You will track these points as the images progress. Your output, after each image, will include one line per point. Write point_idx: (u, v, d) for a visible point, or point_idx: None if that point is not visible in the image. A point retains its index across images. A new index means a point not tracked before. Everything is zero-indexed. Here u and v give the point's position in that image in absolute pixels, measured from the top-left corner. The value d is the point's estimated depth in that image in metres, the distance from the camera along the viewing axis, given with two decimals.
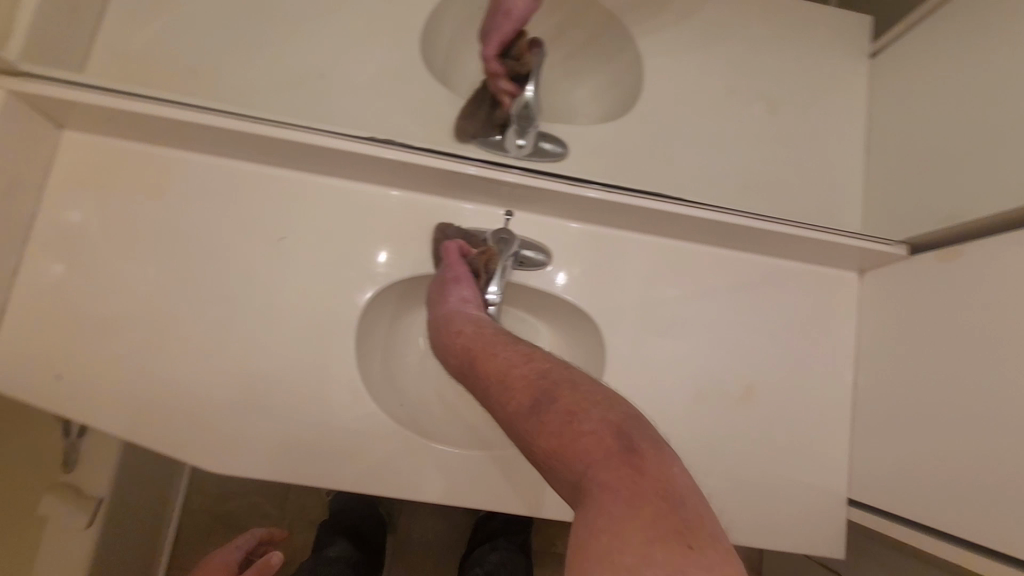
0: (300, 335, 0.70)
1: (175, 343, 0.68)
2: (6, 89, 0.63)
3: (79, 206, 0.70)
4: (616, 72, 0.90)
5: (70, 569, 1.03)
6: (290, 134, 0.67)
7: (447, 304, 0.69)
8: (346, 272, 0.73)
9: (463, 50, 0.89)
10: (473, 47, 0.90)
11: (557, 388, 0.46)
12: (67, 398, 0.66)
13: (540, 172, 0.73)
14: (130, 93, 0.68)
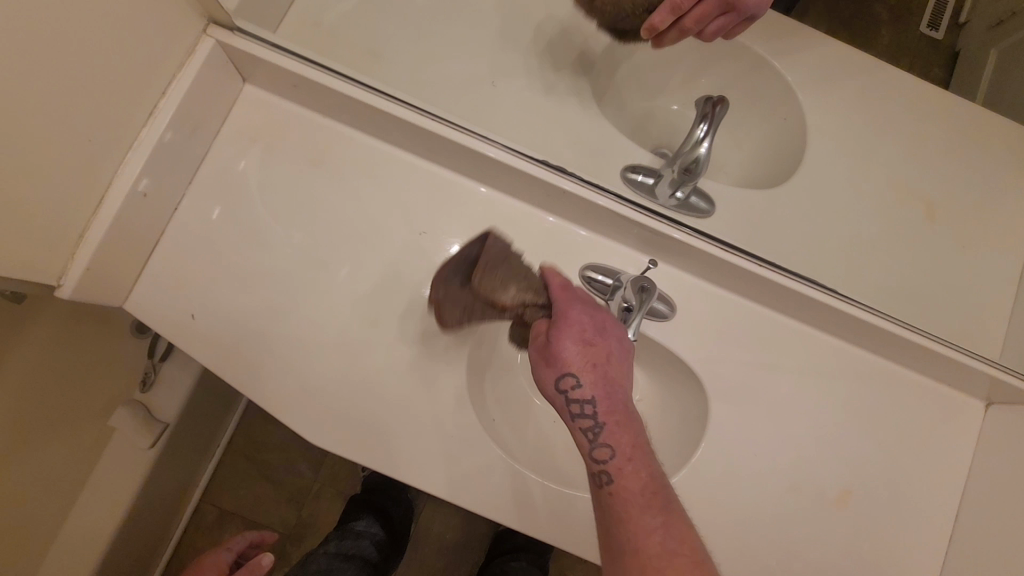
0: (422, 329, 0.72)
1: (305, 309, 0.71)
2: (216, 38, 0.66)
3: (245, 158, 0.73)
4: (768, 139, 0.89)
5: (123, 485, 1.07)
6: (463, 139, 0.70)
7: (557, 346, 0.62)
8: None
9: (621, 86, 0.90)
10: (631, 84, 0.91)
11: (657, 491, 0.58)
12: (197, 338, 0.68)
13: (687, 227, 0.73)
14: (321, 65, 0.70)
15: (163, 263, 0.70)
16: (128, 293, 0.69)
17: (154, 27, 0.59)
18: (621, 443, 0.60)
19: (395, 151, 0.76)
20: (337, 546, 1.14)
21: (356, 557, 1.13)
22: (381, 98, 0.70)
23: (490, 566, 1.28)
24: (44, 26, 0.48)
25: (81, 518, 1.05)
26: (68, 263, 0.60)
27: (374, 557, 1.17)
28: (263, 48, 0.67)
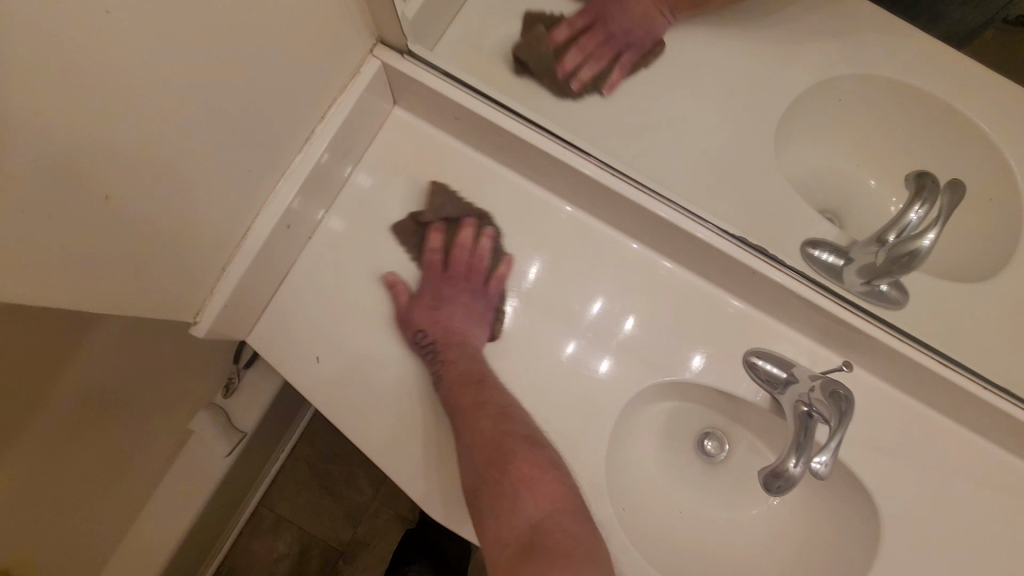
0: (558, 402, 0.63)
1: (433, 362, 0.63)
2: (381, 59, 0.60)
3: (386, 188, 0.67)
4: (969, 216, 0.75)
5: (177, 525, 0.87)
6: (634, 193, 0.60)
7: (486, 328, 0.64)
8: (612, 344, 0.65)
9: (797, 137, 0.78)
10: (805, 136, 0.79)
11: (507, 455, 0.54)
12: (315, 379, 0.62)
13: (890, 327, 0.61)
14: (484, 95, 0.63)
15: (292, 293, 0.65)
16: (256, 322, 0.64)
17: (326, 44, 0.54)
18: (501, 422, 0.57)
19: (545, 194, 0.68)
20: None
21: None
22: (545, 136, 0.62)
23: None
24: (223, 35, 0.42)
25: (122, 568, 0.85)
26: (207, 294, 0.55)
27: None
28: (428, 73, 0.61)
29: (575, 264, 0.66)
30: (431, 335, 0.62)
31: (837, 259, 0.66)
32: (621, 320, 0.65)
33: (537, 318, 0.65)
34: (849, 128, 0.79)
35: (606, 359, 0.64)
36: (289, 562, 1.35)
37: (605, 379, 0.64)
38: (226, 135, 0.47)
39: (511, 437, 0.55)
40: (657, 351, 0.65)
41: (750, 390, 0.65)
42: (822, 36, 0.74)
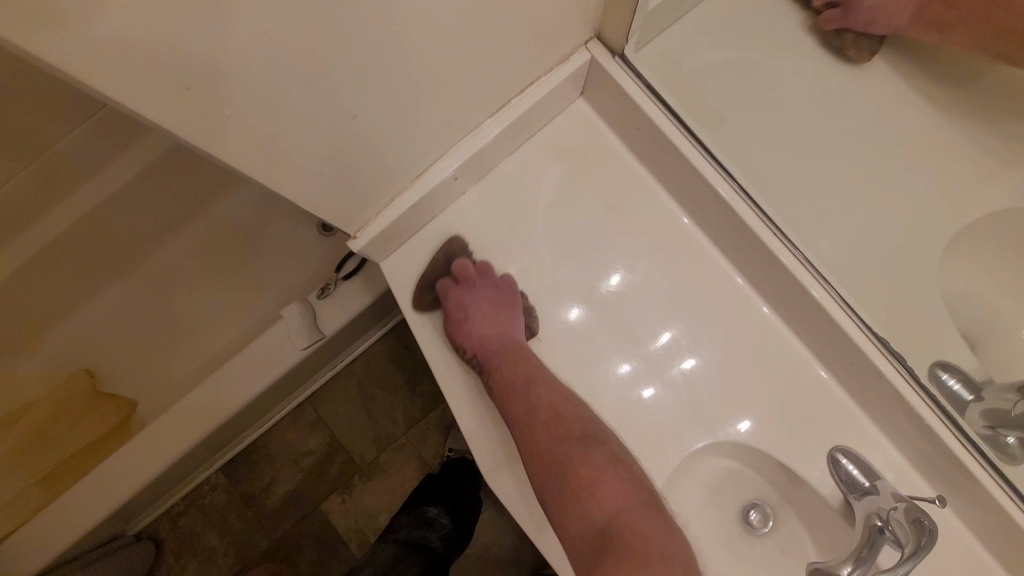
0: (632, 420, 0.65)
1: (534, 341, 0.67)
2: (591, 52, 0.63)
3: (544, 169, 0.70)
4: None
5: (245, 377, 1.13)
6: (778, 249, 0.60)
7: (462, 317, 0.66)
8: (663, 377, 0.66)
9: (965, 252, 0.73)
10: (975, 254, 0.74)
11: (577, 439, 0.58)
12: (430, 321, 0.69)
13: (1005, 478, 0.57)
14: (670, 111, 0.64)
15: (432, 235, 0.70)
16: (392, 249, 0.70)
17: (549, 29, 0.57)
18: (533, 418, 0.59)
19: (691, 225, 0.69)
20: (407, 535, 1.15)
21: (421, 549, 1.13)
22: (717, 171, 0.63)
23: None
24: None
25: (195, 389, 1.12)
26: (372, 218, 0.64)
27: (438, 552, 1.15)
28: (631, 80, 0.63)
29: (695, 301, 0.68)
30: (467, 350, 0.66)
31: (967, 392, 0.62)
32: (680, 358, 0.66)
33: (606, 323, 0.67)
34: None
35: (653, 388, 0.65)
36: (316, 457, 1.48)
37: (648, 406, 0.65)
38: (436, 77, 0.52)
39: (636, 505, 0.54)
40: (724, 405, 0.65)
41: (822, 483, 0.63)
42: None
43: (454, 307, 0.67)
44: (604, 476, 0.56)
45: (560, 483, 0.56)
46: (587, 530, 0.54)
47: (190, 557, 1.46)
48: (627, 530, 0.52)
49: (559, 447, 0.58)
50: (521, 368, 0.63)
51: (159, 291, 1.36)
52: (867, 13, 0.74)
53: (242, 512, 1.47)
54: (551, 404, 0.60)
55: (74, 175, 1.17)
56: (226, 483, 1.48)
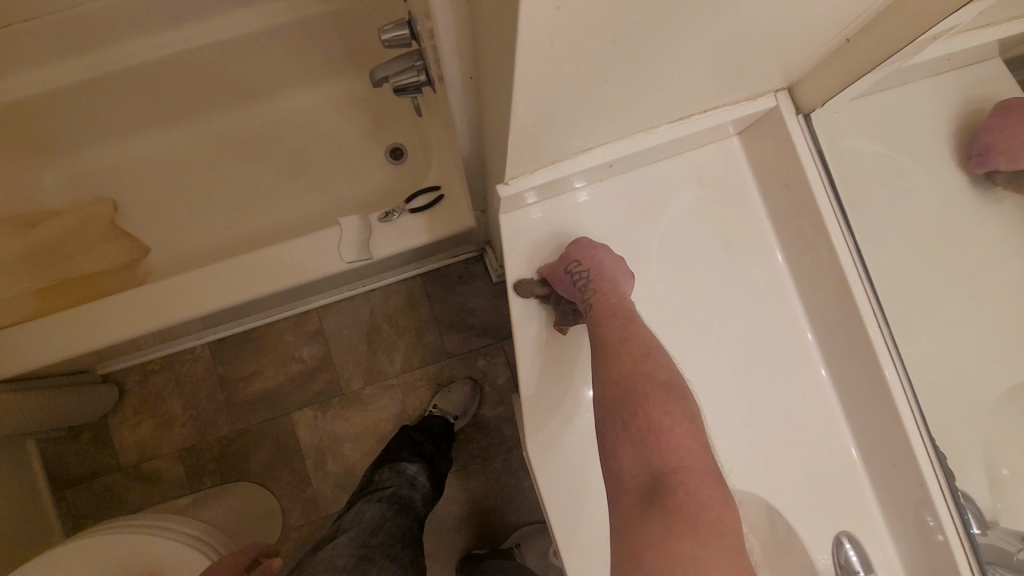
0: None
1: None
2: (777, 102, 0.67)
3: (681, 186, 0.73)
4: None
5: (257, 285, 1.17)
6: (876, 337, 0.64)
7: (589, 253, 0.68)
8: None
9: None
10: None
11: (652, 396, 0.59)
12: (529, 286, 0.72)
13: None
14: (827, 179, 0.67)
15: (559, 209, 0.73)
16: (518, 206, 0.72)
17: (769, 67, 0.59)
18: (623, 346, 0.62)
19: (790, 287, 0.73)
20: (395, 492, 1.11)
21: (410, 504, 1.11)
22: (848, 252, 0.66)
23: (479, 563, 1.28)
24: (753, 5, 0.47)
25: (182, 298, 1.17)
26: (528, 171, 0.64)
27: (419, 510, 1.14)
28: (804, 139, 0.66)
29: (765, 358, 0.71)
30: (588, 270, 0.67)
31: (980, 528, 0.66)
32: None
33: (677, 340, 0.71)
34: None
35: None
36: (303, 367, 1.47)
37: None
38: None
39: (697, 469, 0.54)
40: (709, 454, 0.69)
41: (822, 561, 0.67)
42: None
43: (580, 246, 0.70)
44: (676, 426, 0.57)
45: (629, 414, 0.58)
46: (642, 472, 0.54)
47: (146, 416, 1.45)
48: (681, 488, 0.52)
49: (640, 384, 0.59)
50: (628, 317, 0.65)
51: (208, 155, 1.42)
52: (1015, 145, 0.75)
53: (213, 393, 1.46)
54: (656, 358, 0.62)
55: (153, 30, 1.19)
56: (209, 358, 1.47)
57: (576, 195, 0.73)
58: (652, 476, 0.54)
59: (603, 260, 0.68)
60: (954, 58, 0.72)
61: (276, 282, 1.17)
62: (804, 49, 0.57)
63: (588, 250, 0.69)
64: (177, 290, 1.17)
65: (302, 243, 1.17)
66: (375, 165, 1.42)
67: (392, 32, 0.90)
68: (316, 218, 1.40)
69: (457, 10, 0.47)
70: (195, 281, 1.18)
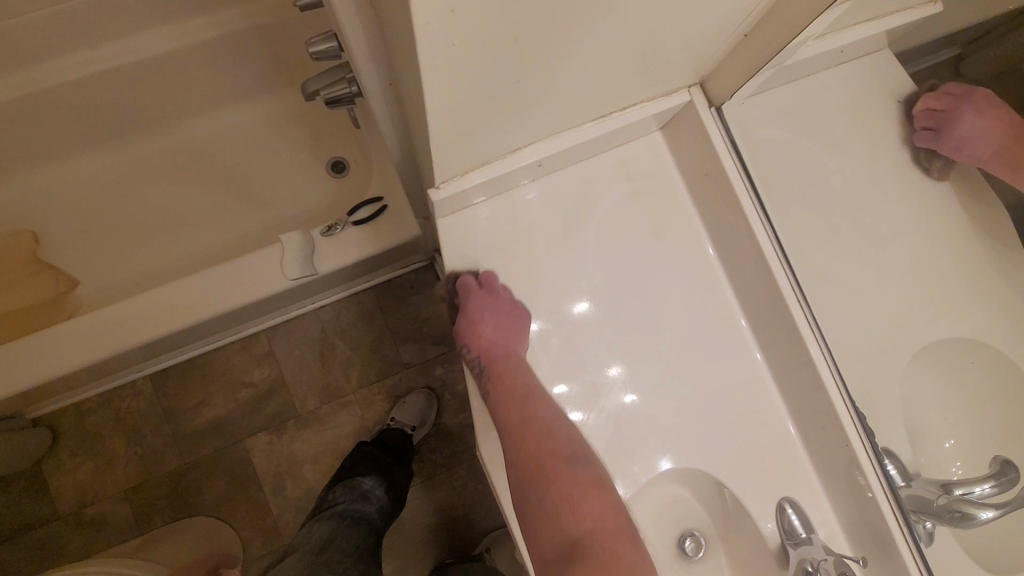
0: (622, 422, 0.71)
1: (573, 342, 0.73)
2: (689, 97, 0.70)
3: (609, 183, 0.76)
4: None
5: (197, 309, 1.13)
6: (797, 312, 0.68)
7: (480, 322, 0.71)
8: (599, 404, 0.71)
9: (952, 371, 0.80)
10: (960, 374, 0.81)
11: (556, 467, 0.64)
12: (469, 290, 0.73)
13: (919, 554, 0.66)
14: (740, 168, 0.71)
15: (493, 211, 0.74)
16: (453, 212, 0.73)
17: (677, 63, 0.62)
18: (527, 426, 0.66)
19: (718, 271, 0.76)
20: (347, 508, 1.09)
21: (364, 519, 1.09)
22: (767, 234, 0.70)
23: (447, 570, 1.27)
24: None
25: (117, 327, 1.12)
26: (459, 175, 0.65)
27: (376, 523, 1.13)
28: (719, 132, 0.70)
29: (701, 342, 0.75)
30: (474, 351, 0.75)
31: (901, 479, 0.71)
32: (617, 392, 0.72)
33: (625, 331, 0.74)
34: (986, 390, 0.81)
35: (631, 394, 0.72)
36: (254, 392, 1.42)
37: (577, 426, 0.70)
38: None
39: (604, 531, 0.61)
40: (656, 438, 0.72)
41: (768, 528, 0.71)
42: (1001, 307, 0.80)
43: (470, 309, 0.72)
44: (586, 493, 0.63)
45: (539, 491, 0.64)
46: (559, 545, 0.60)
47: (85, 458, 1.37)
48: (598, 547, 0.59)
49: (546, 456, 0.65)
50: (521, 380, 0.70)
51: (137, 179, 1.37)
52: (954, 139, 0.83)
53: (157, 427, 1.39)
54: (541, 418, 0.67)
55: (66, 51, 1.14)
56: (151, 391, 1.40)
57: (524, 193, 0.74)
58: (570, 541, 0.60)
59: (489, 318, 0.71)
60: (849, 50, 0.78)
61: (214, 305, 1.14)
62: (707, 44, 0.60)
63: (478, 317, 0.71)
64: (110, 320, 1.12)
65: (241, 263, 1.14)
66: (316, 179, 1.40)
67: (317, 44, 0.90)
68: (257, 237, 1.36)
69: (364, 14, 0.48)
70: (128, 309, 1.12)
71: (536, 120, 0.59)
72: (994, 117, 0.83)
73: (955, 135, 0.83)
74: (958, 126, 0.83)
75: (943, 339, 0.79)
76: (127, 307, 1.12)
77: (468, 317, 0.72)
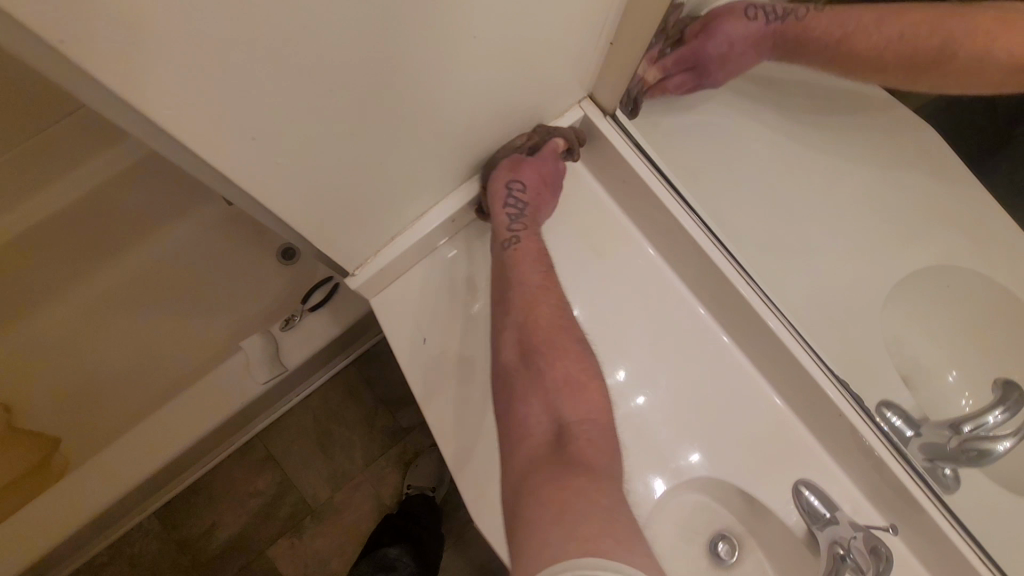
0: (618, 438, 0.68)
1: None
2: (581, 112, 0.69)
3: (532, 214, 0.74)
4: None
5: (176, 437, 1.10)
6: (744, 291, 0.67)
7: (534, 203, 0.67)
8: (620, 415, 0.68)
9: (919, 304, 0.79)
10: (932, 305, 0.79)
11: (569, 351, 0.60)
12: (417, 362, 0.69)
13: (941, 503, 0.64)
14: (652, 167, 0.70)
15: (424, 274, 0.72)
16: (382, 287, 0.71)
17: (550, 88, 0.61)
18: (543, 302, 0.63)
19: (665, 267, 0.74)
20: None
21: None
22: (694, 224, 0.69)
23: None
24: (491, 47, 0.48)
25: (99, 475, 1.07)
26: (371, 256, 0.67)
27: None
28: (619, 135, 0.69)
29: (671, 339, 0.72)
30: (515, 228, 0.66)
31: (908, 428, 0.69)
32: (632, 396, 0.69)
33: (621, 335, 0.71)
34: (967, 313, 0.80)
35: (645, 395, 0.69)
36: (262, 499, 1.39)
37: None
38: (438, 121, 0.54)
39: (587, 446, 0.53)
40: (677, 440, 0.69)
41: (791, 516, 0.67)
42: (957, 225, 0.78)
43: (513, 165, 0.66)
44: (592, 389, 0.58)
45: (549, 368, 0.59)
46: (546, 425, 0.55)
47: None
48: (583, 437, 0.53)
49: (550, 371, 0.58)
50: (543, 273, 0.65)
51: (92, 322, 1.34)
52: (709, 68, 0.76)
53: (176, 562, 1.35)
54: (553, 320, 0.62)
55: None
56: (161, 529, 1.36)
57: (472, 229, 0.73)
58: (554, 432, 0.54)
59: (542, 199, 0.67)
60: None
61: (190, 430, 1.10)
62: (575, 59, 0.59)
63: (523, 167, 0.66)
64: (92, 470, 1.08)
65: (210, 379, 1.12)
66: (268, 273, 1.38)
67: None
68: (224, 346, 1.34)
69: None
70: (109, 455, 1.09)
71: (409, 177, 0.59)
72: (755, 37, 0.75)
73: (719, 65, 0.76)
74: (721, 56, 0.74)
75: (903, 275, 0.78)
76: (106, 454, 1.09)
77: (515, 167, 0.66)
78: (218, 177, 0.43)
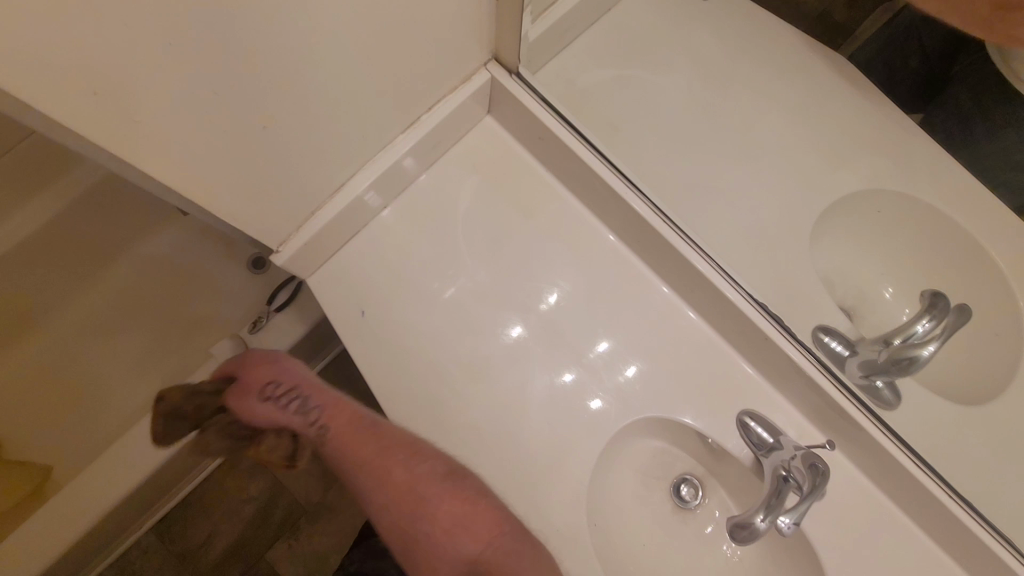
0: (564, 390, 0.70)
1: (477, 335, 0.71)
2: (490, 75, 0.70)
3: (458, 182, 0.76)
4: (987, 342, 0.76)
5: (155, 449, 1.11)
6: (665, 231, 0.68)
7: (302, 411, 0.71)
8: (601, 387, 0.70)
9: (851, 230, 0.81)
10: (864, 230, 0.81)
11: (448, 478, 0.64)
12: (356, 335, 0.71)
13: (876, 416, 0.66)
14: (565, 122, 0.72)
15: (357, 251, 0.74)
16: (317, 267, 0.73)
17: (448, 51, 0.62)
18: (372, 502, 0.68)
19: (593, 219, 0.76)
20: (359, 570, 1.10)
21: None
22: (612, 172, 0.70)
23: None
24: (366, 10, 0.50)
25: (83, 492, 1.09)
26: (293, 233, 0.67)
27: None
28: (528, 94, 0.71)
29: (606, 289, 0.73)
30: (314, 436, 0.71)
31: (844, 348, 0.71)
32: (623, 368, 0.71)
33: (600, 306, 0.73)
34: (900, 234, 0.81)
35: (634, 366, 0.71)
36: (256, 505, 1.41)
37: (595, 417, 0.69)
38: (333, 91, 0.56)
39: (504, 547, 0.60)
40: (661, 402, 0.70)
41: (735, 446, 0.69)
42: (876, 149, 0.79)
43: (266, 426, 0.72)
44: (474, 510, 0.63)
45: (420, 528, 0.65)
46: (458, 563, 0.63)
47: None
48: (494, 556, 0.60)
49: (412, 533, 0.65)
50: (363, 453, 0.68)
51: (70, 348, 1.36)
52: None
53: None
54: (390, 493, 0.66)
55: None
56: (159, 544, 1.38)
57: (400, 202, 0.75)
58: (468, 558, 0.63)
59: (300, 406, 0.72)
60: None
61: None
62: (466, 21, 0.61)
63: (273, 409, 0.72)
64: (76, 490, 1.09)
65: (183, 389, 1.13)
66: (238, 283, 1.40)
67: None
68: (201, 358, 1.36)
69: None
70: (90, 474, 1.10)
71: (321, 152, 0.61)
72: None
73: None
74: None
75: (830, 204, 0.79)
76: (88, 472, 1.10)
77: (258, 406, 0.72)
78: (109, 158, 0.45)
